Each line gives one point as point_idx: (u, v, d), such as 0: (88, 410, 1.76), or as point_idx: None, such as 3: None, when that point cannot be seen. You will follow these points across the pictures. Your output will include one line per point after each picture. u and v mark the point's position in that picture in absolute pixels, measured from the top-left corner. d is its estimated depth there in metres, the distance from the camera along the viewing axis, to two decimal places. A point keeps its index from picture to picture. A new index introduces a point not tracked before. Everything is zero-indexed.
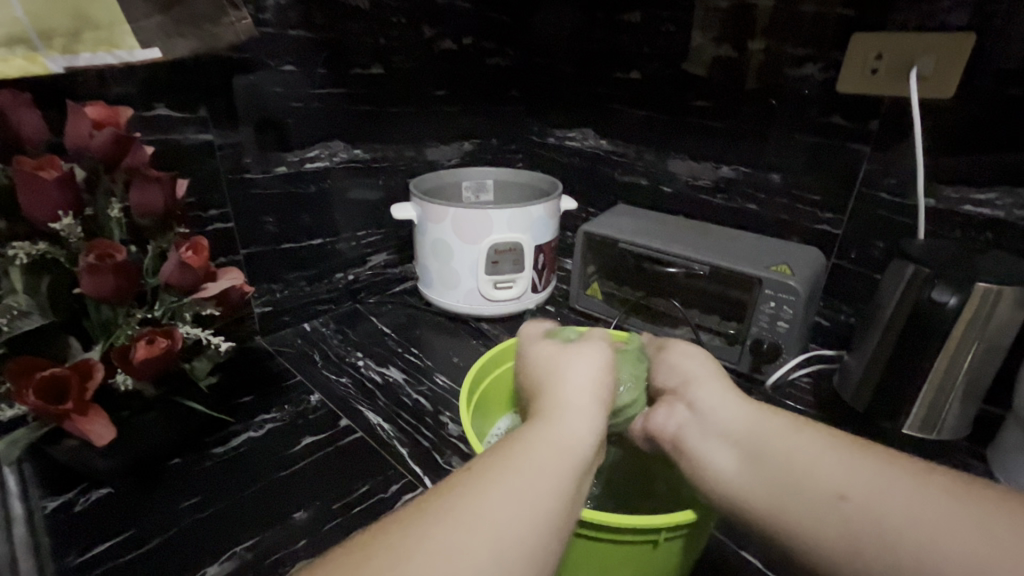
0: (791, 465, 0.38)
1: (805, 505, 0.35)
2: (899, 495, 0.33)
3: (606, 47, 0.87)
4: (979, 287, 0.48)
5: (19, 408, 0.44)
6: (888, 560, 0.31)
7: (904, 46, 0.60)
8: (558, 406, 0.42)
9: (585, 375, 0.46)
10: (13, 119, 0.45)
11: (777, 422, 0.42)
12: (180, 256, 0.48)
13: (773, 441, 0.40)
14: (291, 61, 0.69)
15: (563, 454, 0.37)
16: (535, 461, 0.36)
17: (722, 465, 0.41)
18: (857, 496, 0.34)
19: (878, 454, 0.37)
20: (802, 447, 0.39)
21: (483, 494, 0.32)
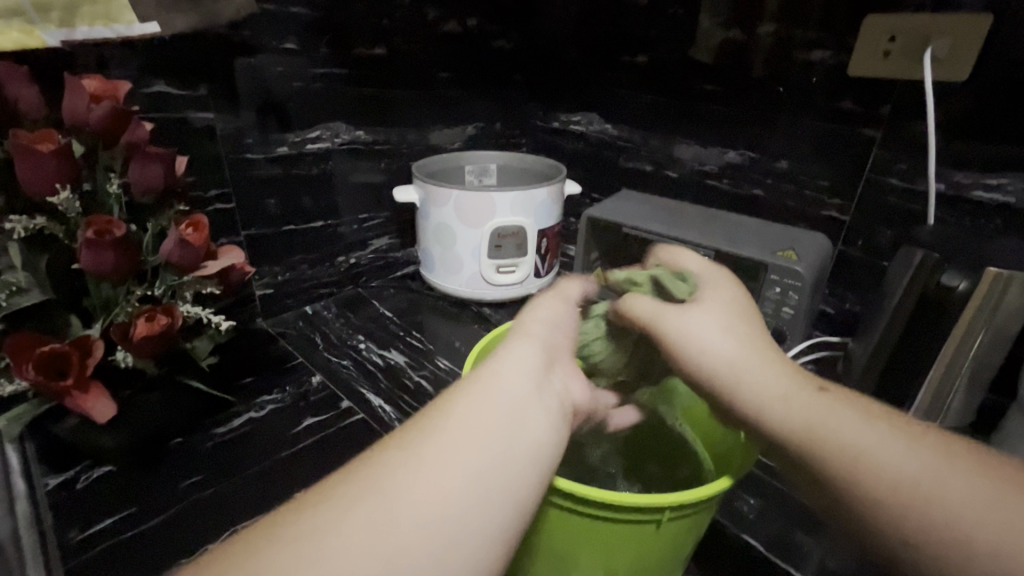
0: (857, 476, 0.32)
1: (883, 526, 0.31)
2: (989, 511, 0.30)
3: (613, 29, 0.85)
4: (990, 271, 0.47)
5: (18, 384, 0.44)
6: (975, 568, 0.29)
7: (917, 27, 0.58)
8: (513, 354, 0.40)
9: (549, 328, 0.44)
10: (10, 92, 0.44)
11: (834, 413, 0.34)
12: (179, 233, 0.47)
13: (838, 444, 0.33)
14: (292, 39, 0.68)
15: (490, 420, 0.35)
16: (482, 408, 0.35)
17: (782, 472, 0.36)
18: (944, 514, 0.30)
19: (950, 449, 0.32)
20: (876, 454, 0.32)
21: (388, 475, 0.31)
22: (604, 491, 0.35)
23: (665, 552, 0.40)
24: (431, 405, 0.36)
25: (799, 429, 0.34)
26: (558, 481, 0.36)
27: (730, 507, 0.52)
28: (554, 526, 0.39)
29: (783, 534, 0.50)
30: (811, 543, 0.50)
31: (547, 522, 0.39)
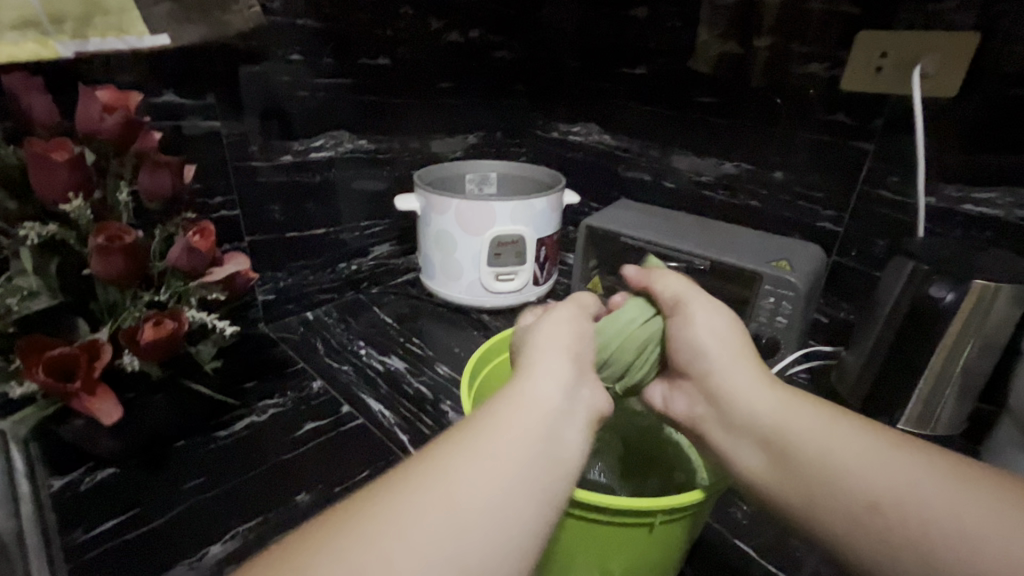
0: (818, 469, 0.36)
1: (838, 519, 0.34)
2: (934, 498, 0.32)
3: (612, 42, 0.87)
4: (979, 284, 0.49)
5: (27, 386, 0.45)
6: (927, 555, 0.31)
7: (908, 44, 0.60)
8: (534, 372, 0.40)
9: (568, 340, 0.43)
10: (25, 101, 0.46)
11: (799, 412, 0.39)
12: (187, 240, 0.48)
13: (802, 440, 0.37)
14: (298, 50, 0.70)
15: (532, 427, 0.35)
16: (507, 430, 0.35)
17: (750, 467, 0.39)
18: (892, 500, 0.33)
19: (903, 445, 0.35)
20: (839, 448, 0.36)
21: (439, 481, 0.31)
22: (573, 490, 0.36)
23: (659, 555, 0.40)
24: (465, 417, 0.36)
25: (769, 422, 0.39)
26: None
27: (723, 513, 0.53)
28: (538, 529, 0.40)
29: (775, 540, 0.51)
30: (803, 549, 0.50)
31: None
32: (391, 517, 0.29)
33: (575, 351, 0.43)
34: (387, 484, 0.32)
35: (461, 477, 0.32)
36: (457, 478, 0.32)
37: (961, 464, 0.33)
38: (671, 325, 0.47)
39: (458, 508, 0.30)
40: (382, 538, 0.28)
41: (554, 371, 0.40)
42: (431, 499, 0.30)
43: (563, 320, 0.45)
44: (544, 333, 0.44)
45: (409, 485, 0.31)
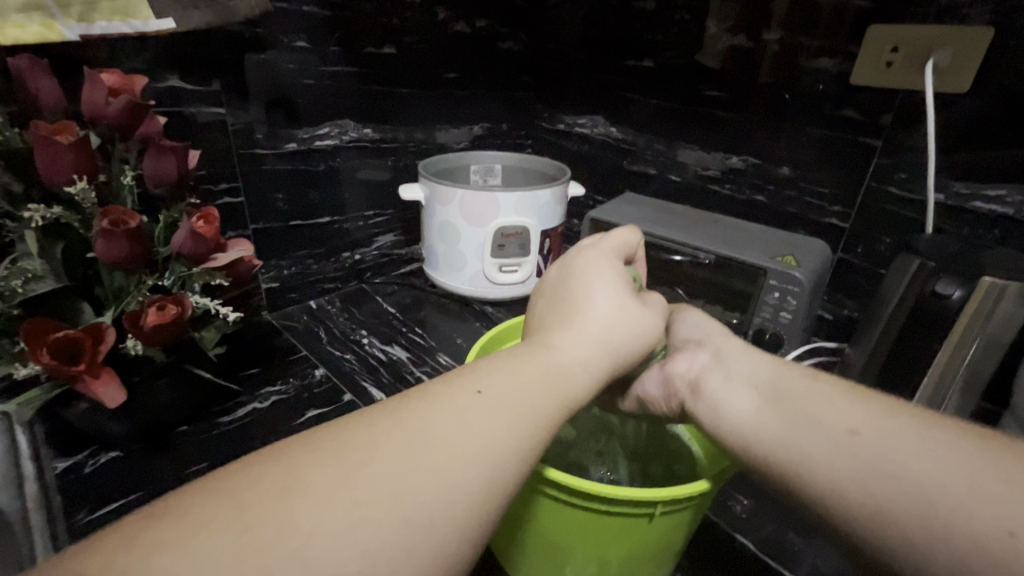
0: (809, 412, 0.36)
1: (818, 453, 0.34)
2: (912, 435, 0.32)
3: (620, 33, 0.86)
4: (986, 280, 0.48)
5: (32, 367, 0.45)
6: (904, 487, 0.30)
7: (920, 39, 0.59)
8: (567, 337, 0.38)
9: (617, 314, 0.41)
10: (29, 83, 0.46)
11: (797, 373, 0.40)
12: (191, 225, 0.48)
13: (798, 392, 0.38)
14: (303, 37, 0.69)
15: (549, 382, 0.35)
16: (524, 379, 0.34)
17: (739, 415, 0.39)
18: (871, 436, 0.33)
19: (888, 402, 0.35)
20: (832, 400, 0.36)
21: (452, 413, 0.31)
22: (553, 471, 0.37)
23: (658, 546, 0.41)
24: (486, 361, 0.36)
25: (768, 382, 0.40)
26: (557, 475, 0.37)
27: (723, 506, 0.54)
28: (532, 514, 0.41)
29: (774, 534, 0.51)
30: (801, 543, 0.51)
31: (533, 511, 0.40)
32: (402, 437, 0.29)
33: (621, 328, 0.40)
34: (414, 410, 0.31)
35: (490, 418, 0.31)
36: (482, 417, 0.31)
37: (942, 417, 0.33)
38: (678, 323, 0.51)
39: (467, 445, 0.29)
40: (389, 454, 0.28)
41: (586, 339, 0.39)
42: (458, 435, 0.30)
43: (623, 292, 0.42)
44: (593, 299, 0.41)
45: (420, 408, 0.31)
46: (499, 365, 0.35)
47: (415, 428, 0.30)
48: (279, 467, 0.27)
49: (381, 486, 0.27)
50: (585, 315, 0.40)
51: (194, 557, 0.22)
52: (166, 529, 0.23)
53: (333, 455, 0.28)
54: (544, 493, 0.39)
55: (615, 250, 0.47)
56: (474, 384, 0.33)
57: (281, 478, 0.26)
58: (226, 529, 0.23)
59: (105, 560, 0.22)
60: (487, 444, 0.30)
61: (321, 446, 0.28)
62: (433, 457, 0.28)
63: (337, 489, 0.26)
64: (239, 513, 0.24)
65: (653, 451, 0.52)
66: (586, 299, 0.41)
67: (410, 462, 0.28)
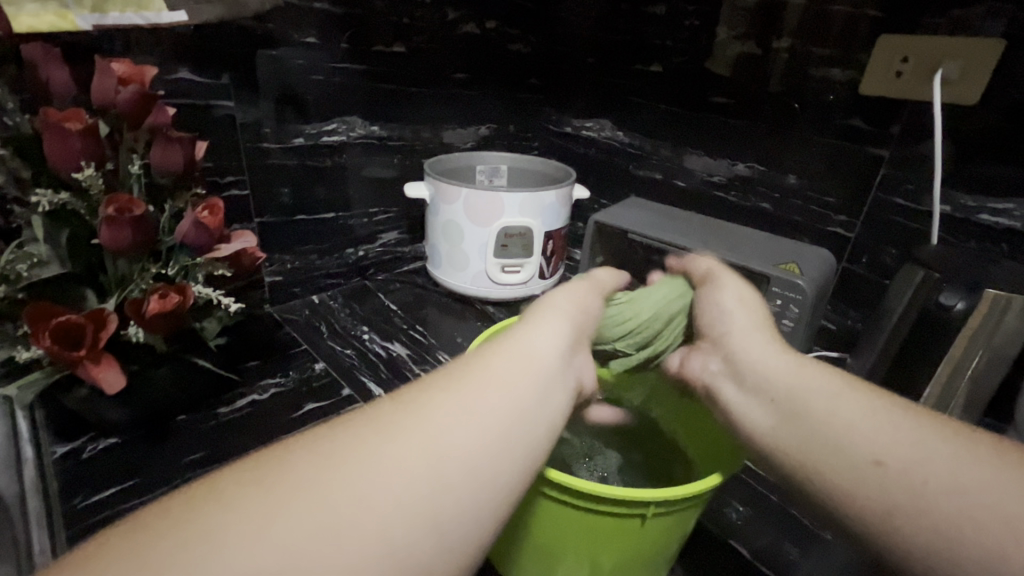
0: (827, 429, 0.35)
1: (835, 475, 0.33)
2: (937, 463, 0.31)
3: (629, 38, 0.86)
4: (989, 294, 0.48)
5: (33, 351, 0.45)
6: (931, 523, 0.29)
7: (930, 50, 0.59)
8: (530, 334, 0.40)
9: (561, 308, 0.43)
10: (42, 71, 0.47)
11: (816, 377, 0.38)
12: (196, 215, 0.49)
13: (815, 401, 0.36)
14: (313, 34, 0.70)
15: (519, 382, 0.36)
16: (490, 380, 0.35)
17: (757, 429, 0.39)
18: (898, 462, 0.32)
19: (914, 416, 0.34)
20: (850, 415, 0.35)
21: (416, 416, 0.32)
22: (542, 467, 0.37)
23: (652, 549, 0.40)
24: (451, 364, 0.37)
25: (784, 390, 0.38)
26: (559, 476, 0.36)
27: (719, 513, 0.53)
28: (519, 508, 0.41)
29: (770, 542, 0.51)
30: (798, 553, 0.50)
31: (532, 511, 0.40)
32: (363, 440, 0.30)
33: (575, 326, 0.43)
34: (383, 415, 0.32)
35: (447, 416, 0.32)
36: (452, 417, 0.32)
37: (980, 439, 0.32)
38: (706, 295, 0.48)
39: (427, 446, 0.30)
40: (351, 459, 0.29)
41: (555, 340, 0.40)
42: (417, 432, 0.31)
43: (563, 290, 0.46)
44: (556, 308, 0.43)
45: (385, 412, 0.32)
46: (472, 368, 0.36)
47: (376, 429, 0.31)
48: (238, 476, 0.28)
49: (340, 489, 0.27)
50: (540, 313, 0.42)
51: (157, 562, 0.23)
52: (132, 539, 0.24)
53: (293, 461, 0.29)
54: (533, 491, 0.39)
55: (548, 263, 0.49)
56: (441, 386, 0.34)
57: (248, 484, 0.27)
58: (192, 535, 0.24)
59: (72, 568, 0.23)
60: (455, 444, 0.31)
61: (289, 454, 0.29)
62: (401, 459, 0.29)
63: (308, 492, 0.27)
64: (192, 521, 0.25)
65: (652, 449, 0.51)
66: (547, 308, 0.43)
67: (380, 465, 0.29)
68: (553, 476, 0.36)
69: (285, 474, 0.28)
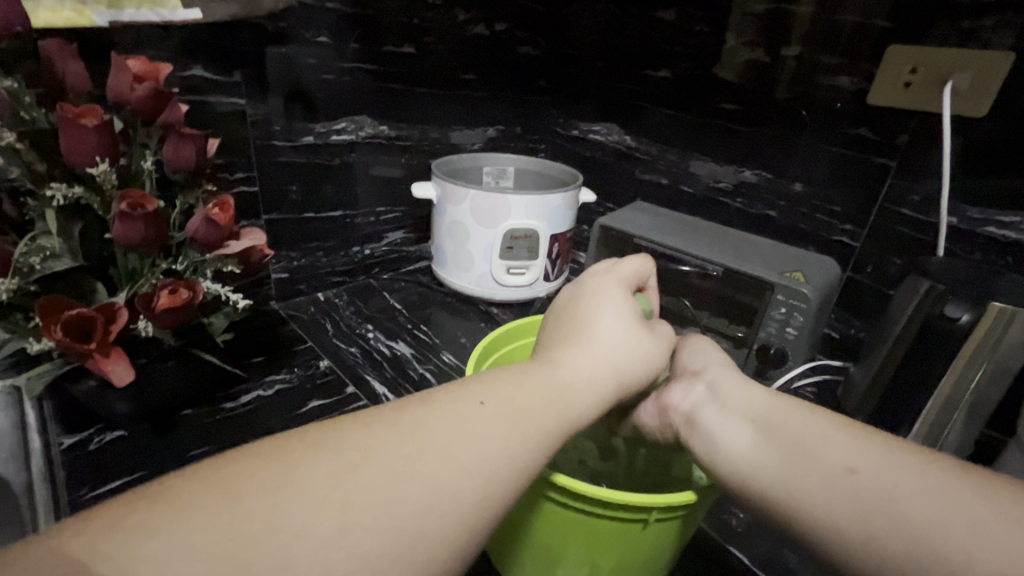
0: (806, 448, 0.36)
1: (815, 492, 0.34)
2: (906, 470, 0.32)
3: (638, 43, 0.86)
4: (994, 306, 0.48)
5: (44, 343, 0.46)
6: (906, 527, 0.29)
7: (938, 61, 0.59)
8: (573, 354, 0.39)
9: (625, 337, 0.42)
10: (59, 66, 0.47)
11: (792, 406, 0.40)
12: (207, 212, 0.49)
13: (792, 426, 0.38)
14: (325, 33, 0.70)
15: (558, 405, 0.35)
16: (529, 397, 0.34)
17: (734, 450, 0.39)
18: (869, 471, 0.33)
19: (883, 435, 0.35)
20: (822, 435, 0.36)
21: (452, 423, 0.31)
22: (562, 479, 0.36)
23: (653, 553, 0.41)
24: (490, 373, 0.36)
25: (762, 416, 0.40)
26: (572, 484, 0.36)
27: (718, 519, 0.54)
28: (523, 510, 0.41)
29: (768, 551, 0.51)
30: (796, 560, 0.50)
31: (534, 513, 0.40)
32: (398, 438, 0.30)
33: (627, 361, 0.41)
34: (421, 422, 0.31)
35: (485, 431, 0.31)
36: (486, 434, 0.31)
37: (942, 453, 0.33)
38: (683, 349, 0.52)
39: (460, 460, 0.30)
40: (387, 459, 0.29)
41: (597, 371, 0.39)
42: (451, 439, 0.30)
43: (631, 316, 0.43)
44: (617, 340, 0.41)
45: (421, 412, 0.32)
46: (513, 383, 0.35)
47: (415, 428, 0.30)
48: (275, 464, 0.27)
49: (371, 491, 0.27)
50: (596, 336, 0.41)
51: (181, 553, 0.22)
52: (158, 515, 0.23)
53: (330, 451, 0.28)
54: (540, 495, 0.39)
55: (600, 282, 0.46)
56: (478, 393, 0.34)
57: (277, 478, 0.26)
58: (218, 529, 0.24)
59: (88, 543, 0.22)
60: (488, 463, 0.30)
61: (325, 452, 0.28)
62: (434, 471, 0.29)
63: (338, 495, 0.26)
64: (231, 503, 0.25)
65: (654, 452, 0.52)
66: (594, 319, 0.42)
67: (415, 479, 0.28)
68: (567, 485, 0.36)
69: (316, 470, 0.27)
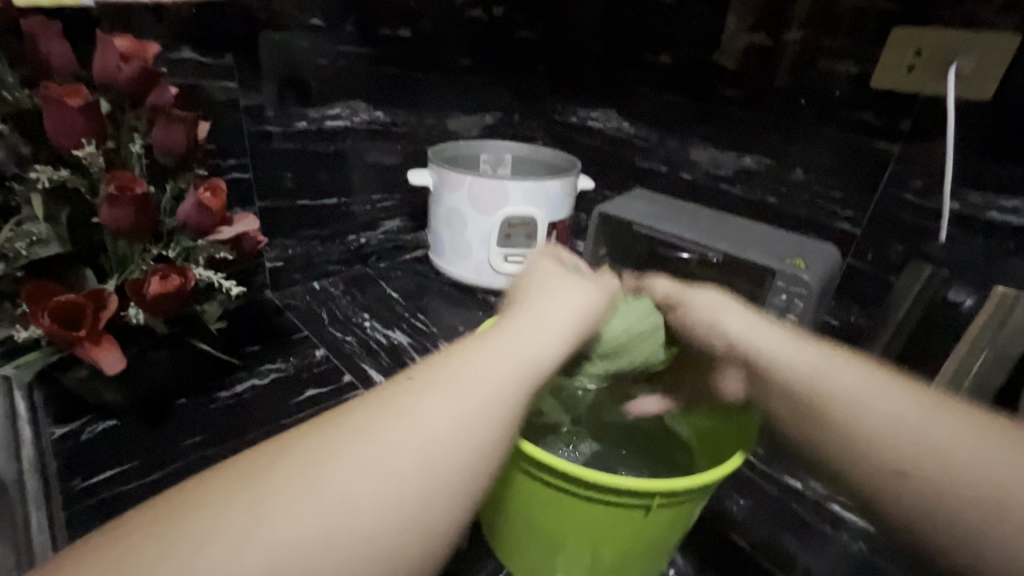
0: (886, 436, 0.34)
1: (905, 487, 0.33)
2: (999, 464, 0.31)
3: (638, 27, 0.85)
4: (1000, 290, 0.52)
5: (33, 330, 0.45)
6: (999, 526, 0.30)
7: (942, 43, 0.58)
8: (520, 323, 0.36)
9: (569, 300, 0.38)
10: (43, 46, 0.46)
11: (861, 378, 0.36)
12: (198, 196, 0.48)
13: (863, 405, 0.35)
14: (318, 15, 0.69)
15: (509, 381, 0.33)
16: (484, 376, 0.32)
17: (804, 429, 0.37)
18: (954, 464, 0.32)
19: (969, 413, 0.34)
20: (904, 420, 0.34)
21: (404, 420, 0.30)
22: (564, 466, 0.36)
23: (655, 539, 0.40)
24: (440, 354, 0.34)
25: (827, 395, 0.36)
26: (577, 471, 0.36)
27: (718, 506, 0.53)
28: (523, 495, 0.41)
29: (767, 536, 0.51)
30: (796, 546, 0.50)
31: (532, 499, 0.40)
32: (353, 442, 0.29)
33: (575, 310, 0.38)
34: (384, 423, 0.30)
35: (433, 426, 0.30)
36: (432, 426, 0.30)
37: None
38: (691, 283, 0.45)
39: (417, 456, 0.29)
40: (346, 468, 0.28)
41: (538, 323, 0.36)
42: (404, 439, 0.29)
43: (571, 277, 0.40)
44: (554, 289, 0.39)
45: (376, 408, 0.30)
46: (447, 353, 0.34)
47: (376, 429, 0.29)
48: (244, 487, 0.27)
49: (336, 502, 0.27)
50: (543, 303, 0.38)
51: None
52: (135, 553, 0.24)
53: (302, 466, 0.28)
54: (540, 482, 0.39)
55: (541, 253, 0.43)
56: (414, 380, 0.32)
57: (203, 493, 0.26)
58: (148, 562, 0.24)
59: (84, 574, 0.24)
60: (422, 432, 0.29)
61: (252, 458, 0.28)
62: (368, 451, 0.28)
63: (264, 494, 0.26)
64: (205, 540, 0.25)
65: (656, 435, 0.52)
66: (546, 293, 0.39)
67: (346, 465, 0.28)
68: (573, 474, 0.36)
69: (240, 479, 0.27)
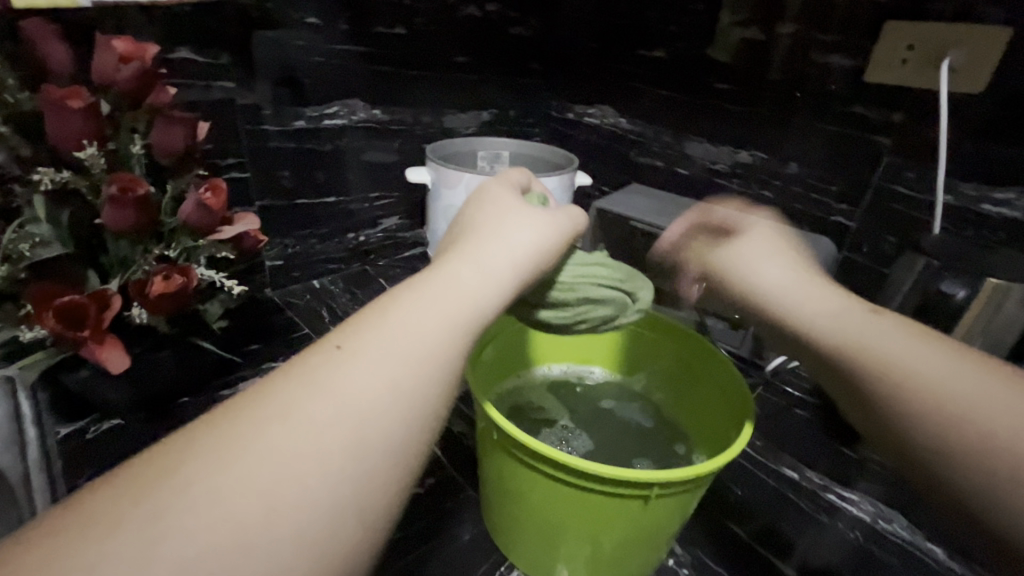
0: (899, 378, 0.33)
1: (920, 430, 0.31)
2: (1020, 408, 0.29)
3: (632, 22, 0.85)
4: (990, 282, 0.49)
5: (37, 331, 0.46)
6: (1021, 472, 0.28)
7: (936, 35, 0.58)
8: (461, 260, 0.33)
9: (515, 234, 0.36)
10: (42, 48, 0.46)
11: (876, 327, 0.36)
12: (199, 196, 0.49)
13: (875, 348, 0.35)
14: (313, 14, 0.69)
15: (444, 321, 0.30)
16: (421, 319, 0.30)
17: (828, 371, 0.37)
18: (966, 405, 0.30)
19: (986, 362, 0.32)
20: (917, 364, 0.33)
21: (331, 375, 0.27)
22: (564, 456, 0.36)
23: (654, 528, 0.41)
24: (375, 301, 0.31)
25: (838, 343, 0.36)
26: (575, 461, 0.36)
27: (715, 498, 0.54)
28: (524, 488, 0.41)
29: (763, 526, 0.52)
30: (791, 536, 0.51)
31: (533, 491, 0.41)
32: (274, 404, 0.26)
33: (516, 251, 0.35)
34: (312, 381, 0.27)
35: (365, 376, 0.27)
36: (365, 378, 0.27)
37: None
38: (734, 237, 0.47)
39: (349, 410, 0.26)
40: (267, 432, 0.25)
41: (479, 267, 0.33)
42: (335, 397, 0.26)
43: (519, 211, 0.38)
44: (497, 230, 0.36)
45: (301, 368, 0.28)
46: (374, 309, 0.31)
47: (302, 388, 0.27)
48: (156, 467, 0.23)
49: (259, 469, 0.24)
50: (484, 239, 0.35)
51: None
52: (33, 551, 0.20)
53: (219, 434, 0.25)
54: (540, 475, 0.39)
55: (487, 190, 0.41)
56: (344, 336, 0.29)
57: (79, 516, 0.21)
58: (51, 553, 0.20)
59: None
60: (351, 400, 0.27)
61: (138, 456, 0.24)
62: (290, 430, 0.25)
63: (164, 500, 0.22)
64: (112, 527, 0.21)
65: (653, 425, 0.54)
66: (491, 230, 0.36)
67: (264, 450, 0.24)
68: (571, 463, 0.36)
69: (130, 483, 0.23)
